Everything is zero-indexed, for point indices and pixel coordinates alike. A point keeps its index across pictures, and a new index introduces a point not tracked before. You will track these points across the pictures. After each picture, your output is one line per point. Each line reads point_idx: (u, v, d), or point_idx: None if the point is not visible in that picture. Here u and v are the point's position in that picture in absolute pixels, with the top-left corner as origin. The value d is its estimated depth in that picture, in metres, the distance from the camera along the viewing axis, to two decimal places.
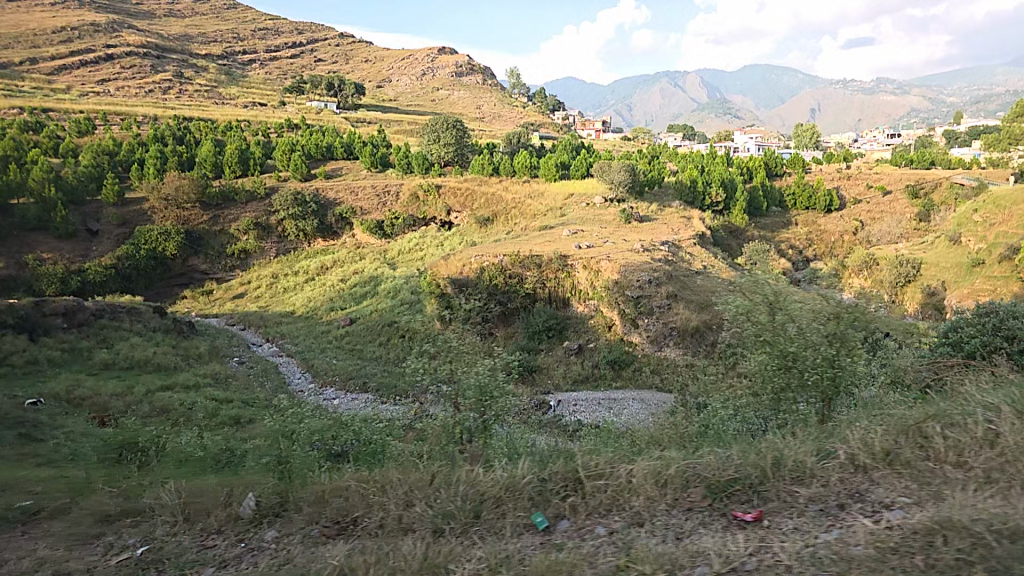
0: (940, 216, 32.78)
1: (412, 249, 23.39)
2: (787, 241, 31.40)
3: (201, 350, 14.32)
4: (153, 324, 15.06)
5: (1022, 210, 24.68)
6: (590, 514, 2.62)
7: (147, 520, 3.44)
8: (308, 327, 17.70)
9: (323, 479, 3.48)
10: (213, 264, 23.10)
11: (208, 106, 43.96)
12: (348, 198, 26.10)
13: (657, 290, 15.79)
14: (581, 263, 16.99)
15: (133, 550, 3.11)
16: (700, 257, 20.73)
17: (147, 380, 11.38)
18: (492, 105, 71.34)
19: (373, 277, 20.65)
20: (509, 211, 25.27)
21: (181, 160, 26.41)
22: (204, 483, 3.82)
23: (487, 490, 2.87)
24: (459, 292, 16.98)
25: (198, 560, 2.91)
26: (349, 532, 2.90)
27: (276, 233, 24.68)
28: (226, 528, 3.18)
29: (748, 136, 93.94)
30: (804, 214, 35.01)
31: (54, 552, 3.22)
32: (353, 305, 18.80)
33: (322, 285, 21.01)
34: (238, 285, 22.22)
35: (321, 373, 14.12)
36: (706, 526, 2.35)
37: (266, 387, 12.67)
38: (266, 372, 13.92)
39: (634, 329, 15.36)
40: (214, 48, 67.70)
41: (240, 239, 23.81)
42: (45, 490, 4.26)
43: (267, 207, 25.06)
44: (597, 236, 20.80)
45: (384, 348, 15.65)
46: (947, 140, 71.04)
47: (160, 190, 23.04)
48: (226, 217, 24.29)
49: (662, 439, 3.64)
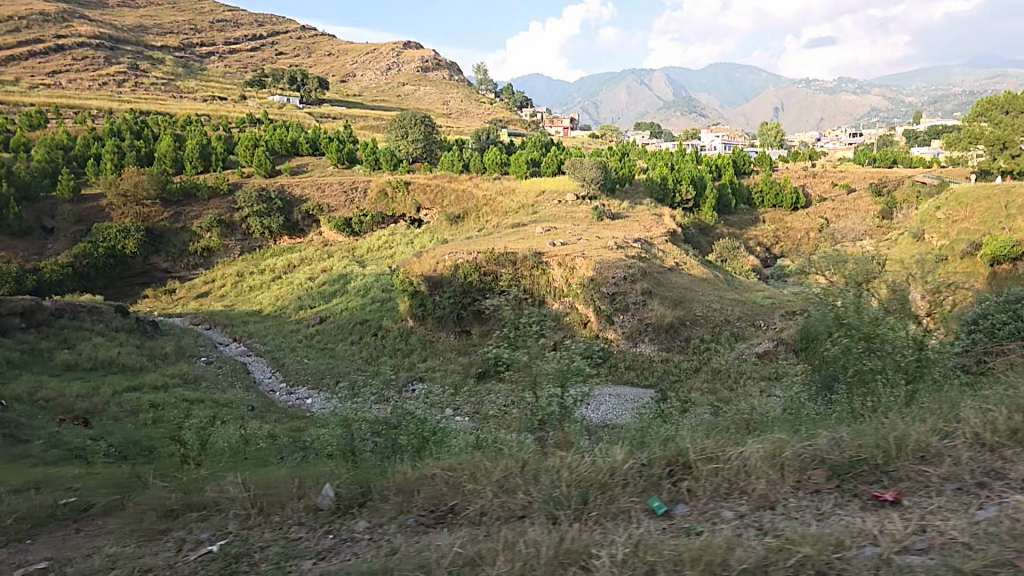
0: (902, 214, 33.54)
1: (382, 247, 23.13)
2: (755, 238, 31.90)
3: (167, 351, 13.96)
4: (115, 324, 14.68)
5: (982, 209, 25.49)
6: (711, 498, 2.56)
7: (215, 515, 3.24)
8: (278, 326, 17.35)
9: (405, 468, 3.37)
10: (175, 262, 22.46)
11: (165, 99, 42.91)
12: (316, 195, 25.81)
13: (632, 286, 16.02)
14: (556, 261, 17.02)
15: (209, 545, 2.93)
16: (672, 253, 20.95)
17: (114, 381, 11.05)
18: (460, 101, 71.08)
19: (343, 275, 20.35)
20: (480, 208, 25.14)
21: (139, 155, 25.79)
22: (269, 476, 3.64)
23: (594, 472, 2.83)
24: (432, 290, 16.52)
25: (294, 553, 2.76)
26: (449, 521, 2.80)
27: (240, 231, 24.15)
28: (308, 521, 3.04)
29: (713, 136, 95.21)
30: (772, 211, 35.77)
31: (123, 549, 2.97)
32: (323, 303, 18.54)
33: (289, 283, 20.62)
34: (202, 284, 21.59)
35: (292, 372, 13.88)
36: (843, 507, 2.31)
37: (238, 387, 12.38)
38: (235, 372, 13.54)
39: (609, 326, 15.42)
40: (170, 41, 66.05)
41: (203, 237, 23.29)
42: (84, 487, 4.00)
43: (230, 204, 24.49)
44: (570, 234, 20.82)
45: (357, 346, 15.43)
46: (906, 140, 72.89)
47: (119, 186, 22.58)
48: (188, 214, 23.81)
49: (756, 421, 3.65)
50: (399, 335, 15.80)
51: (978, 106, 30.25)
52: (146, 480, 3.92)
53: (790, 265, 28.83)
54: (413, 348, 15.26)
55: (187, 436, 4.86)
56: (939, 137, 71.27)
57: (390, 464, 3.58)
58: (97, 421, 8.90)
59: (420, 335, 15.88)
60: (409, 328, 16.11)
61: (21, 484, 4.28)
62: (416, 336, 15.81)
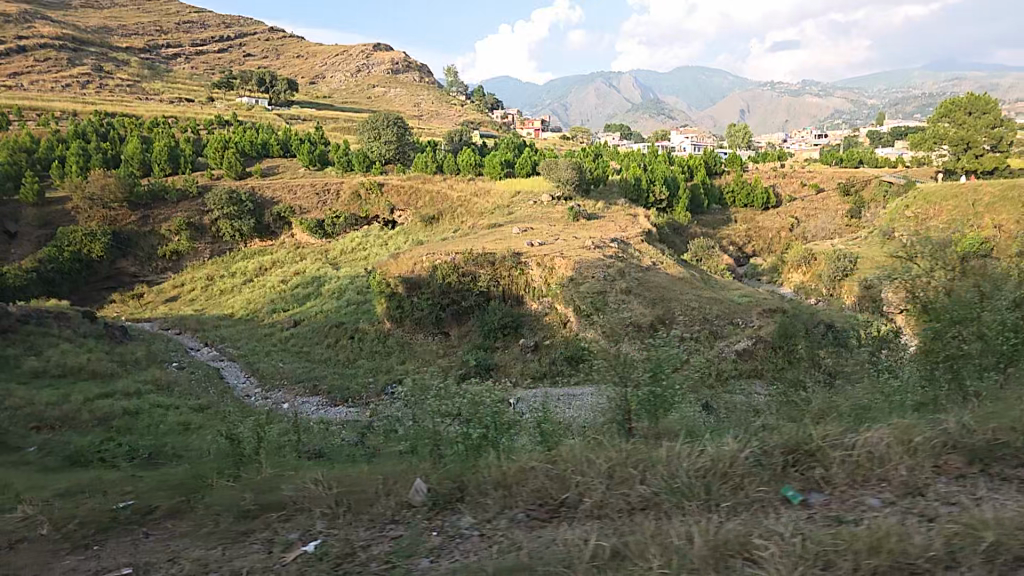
0: (870, 213, 34.02)
1: (356, 248, 22.84)
2: (727, 237, 32.19)
3: (137, 356, 13.54)
4: (84, 330, 14.22)
5: (952, 206, 26.13)
6: (846, 487, 2.54)
7: (301, 513, 3.14)
8: (250, 330, 16.93)
9: (498, 461, 3.27)
10: (143, 266, 21.98)
11: (129, 101, 41.84)
12: (287, 197, 25.33)
13: (613, 286, 15.87)
14: (534, 260, 17.03)
15: (303, 546, 2.83)
16: (648, 252, 21.09)
17: (84, 388, 10.67)
18: (431, 103, 70.77)
19: (316, 278, 20.05)
20: (454, 209, 24.97)
21: (106, 157, 25.20)
22: (348, 472, 3.52)
23: (715, 459, 2.76)
24: (410, 291, 16.70)
25: (406, 549, 2.65)
26: (563, 515, 2.69)
27: (210, 234, 23.46)
28: (403, 517, 2.94)
29: (681, 137, 96.16)
30: (743, 211, 36.27)
31: (210, 553, 2.86)
32: (296, 306, 18.20)
33: (262, 286, 20.15)
34: (171, 288, 21.03)
35: (267, 376, 13.53)
36: (997, 492, 2.36)
37: (212, 392, 12.02)
38: (209, 376, 13.18)
39: (588, 325, 15.12)
40: (135, 42, 64.36)
41: (171, 240, 22.62)
42: (138, 490, 3.85)
43: (199, 207, 23.90)
44: (547, 234, 20.82)
45: (334, 349, 15.16)
46: (872, 141, 74.70)
47: (84, 190, 21.93)
48: (156, 217, 23.13)
49: (849, 408, 3.59)
50: (377, 339, 15.59)
51: (941, 106, 31.20)
52: (211, 476, 3.78)
53: (763, 263, 29.26)
54: (390, 351, 15.00)
55: (237, 433, 4.72)
56: (901, 138, 73.04)
57: (479, 458, 3.47)
58: (73, 429, 8.54)
59: (397, 338, 15.75)
60: (387, 330, 16.03)
61: (63, 490, 4.14)
62: (393, 338, 15.66)
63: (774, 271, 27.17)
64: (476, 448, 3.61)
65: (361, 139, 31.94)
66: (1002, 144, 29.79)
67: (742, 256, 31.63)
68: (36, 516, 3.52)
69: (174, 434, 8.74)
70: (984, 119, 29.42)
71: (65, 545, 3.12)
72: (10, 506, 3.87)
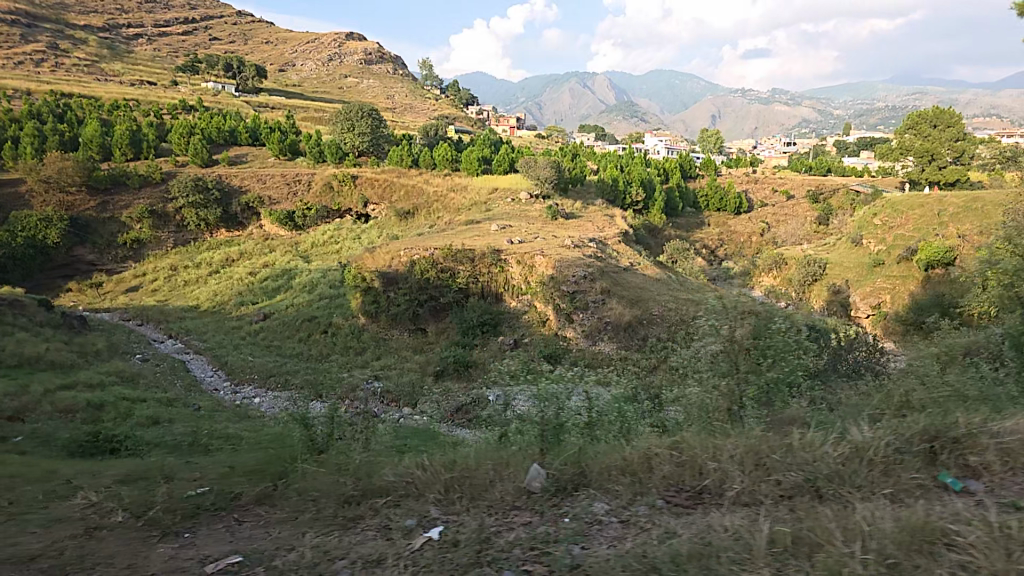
0: (838, 219, 34.46)
1: (328, 241, 22.42)
2: (700, 240, 32.40)
3: (98, 348, 13.05)
4: (41, 318, 13.67)
5: (918, 214, 26.24)
6: (1002, 474, 2.47)
7: (412, 499, 3.00)
8: (217, 323, 16.38)
9: (615, 448, 3.20)
10: (102, 254, 21.06)
11: (89, 82, 40.51)
12: (256, 186, 24.88)
13: (592, 286, 15.77)
14: (514, 258, 16.95)
15: (425, 532, 2.70)
16: (625, 253, 21.04)
17: (44, 379, 10.26)
18: (404, 96, 69.90)
19: (286, 271, 19.61)
20: (430, 204, 24.73)
21: (62, 140, 24.36)
22: (449, 457, 3.40)
23: (854, 445, 2.75)
24: (387, 286, 16.24)
25: (544, 538, 2.54)
26: (710, 501, 2.60)
27: (174, 223, 22.80)
28: (525, 503, 2.84)
29: (654, 141, 96.67)
30: (716, 215, 36.64)
31: (328, 541, 2.70)
32: (265, 300, 17.71)
33: (229, 278, 19.62)
34: (132, 277, 20.31)
35: (237, 370, 13.14)
36: None
37: (178, 386, 11.66)
38: (174, 369, 12.76)
39: (568, 324, 15.22)
40: (95, 20, 62.12)
41: (133, 228, 21.86)
42: (206, 476, 3.65)
43: (163, 194, 23.21)
44: (526, 232, 20.72)
45: (306, 344, 14.83)
46: (839, 149, 75.85)
47: (40, 172, 21.24)
48: (117, 204, 22.46)
49: (967, 396, 3.56)
50: (351, 333, 15.21)
51: (908, 119, 31.90)
52: (297, 455, 3.64)
53: (737, 266, 29.37)
54: (364, 347, 14.67)
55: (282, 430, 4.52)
56: (867, 148, 74.60)
57: (588, 442, 3.39)
58: (32, 423, 8.18)
59: (372, 333, 15.33)
60: (361, 325, 15.58)
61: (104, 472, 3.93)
62: (368, 333, 15.28)
63: (744, 274, 27.27)
64: (586, 433, 3.50)
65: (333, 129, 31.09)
66: (964, 157, 30.46)
67: (715, 258, 31.91)
68: (104, 503, 3.32)
69: (142, 428, 8.40)
70: (949, 132, 30.00)
71: (152, 533, 2.92)
72: (65, 493, 3.57)
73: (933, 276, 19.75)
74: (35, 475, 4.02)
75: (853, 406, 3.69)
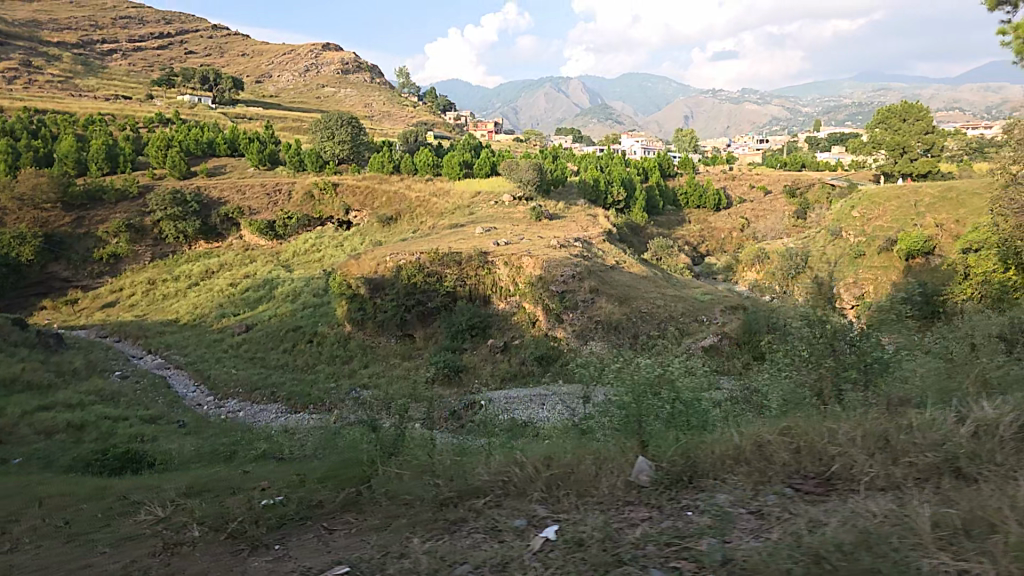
0: (816, 213, 34.66)
1: (309, 250, 22.10)
2: (682, 238, 32.46)
3: (76, 367, 12.66)
4: (14, 338, 13.22)
5: (895, 206, 26.02)
6: None
7: (513, 500, 2.88)
8: (198, 336, 15.95)
9: (719, 438, 3.08)
10: (78, 270, 20.55)
11: (62, 98, 39.73)
12: (236, 197, 24.29)
13: (580, 285, 15.51)
14: (501, 260, 16.46)
15: (540, 533, 2.57)
16: (611, 253, 20.94)
17: (21, 401, 9.90)
18: (382, 104, 69.51)
19: (268, 281, 19.23)
20: (413, 209, 24.45)
21: (36, 156, 23.82)
22: (537, 454, 3.30)
23: (981, 423, 2.66)
24: (372, 292, 15.92)
25: (679, 533, 2.40)
26: (843, 487, 2.51)
27: (152, 235, 22.22)
28: (638, 495, 2.73)
29: (632, 141, 96.87)
30: (696, 212, 36.79)
31: (440, 546, 2.55)
32: (247, 311, 17.32)
33: (209, 290, 19.18)
34: (109, 293, 19.83)
35: (221, 383, 12.82)
36: None
37: (161, 402, 11.34)
38: (155, 386, 12.40)
39: (558, 324, 14.95)
40: (67, 35, 61.08)
41: (109, 243, 21.33)
42: (268, 485, 3.48)
43: (140, 208, 22.66)
44: (512, 234, 20.53)
45: (290, 354, 14.53)
46: (812, 143, 76.57)
47: (13, 189, 20.80)
48: (92, 219, 21.89)
49: None
50: (337, 341, 14.96)
51: (880, 113, 32.23)
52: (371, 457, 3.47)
53: (719, 262, 29.43)
54: (352, 355, 14.47)
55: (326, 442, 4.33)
56: (840, 143, 75.43)
57: (685, 434, 3.27)
58: (19, 447, 7.86)
59: (358, 341, 15.05)
60: (347, 333, 15.32)
61: (136, 493, 3.74)
62: (354, 342, 15.03)
63: (727, 270, 27.13)
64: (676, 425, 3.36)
65: (314, 138, 30.32)
66: (934, 148, 30.67)
67: (697, 254, 31.98)
68: (163, 520, 3.16)
69: (130, 447, 8.10)
70: (919, 126, 30.28)
71: (240, 547, 2.76)
72: (117, 513, 3.43)
73: (913, 266, 19.99)
74: (65, 498, 3.82)
75: (944, 382, 3.61)
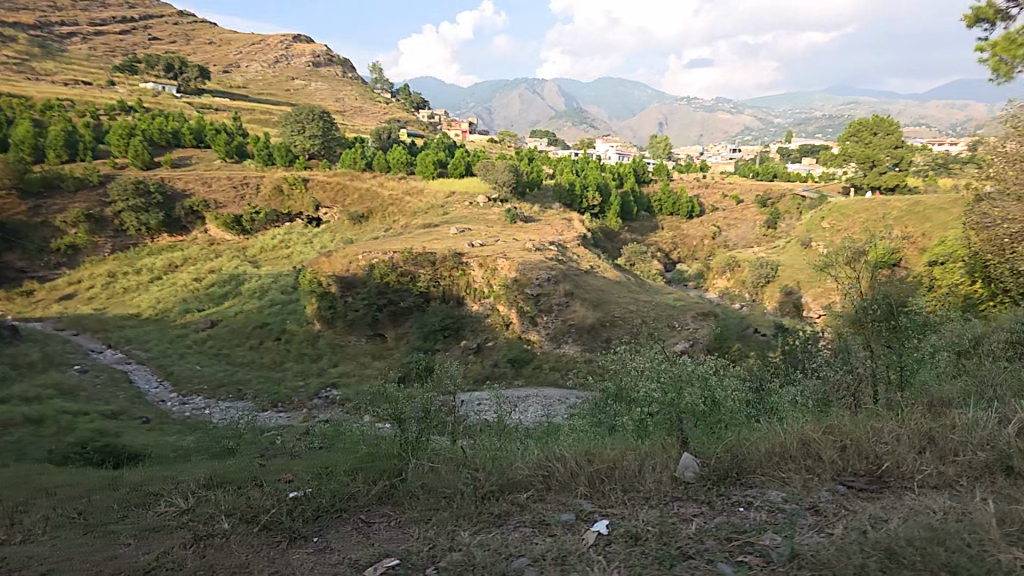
0: (786, 223, 35.11)
1: (278, 247, 21.71)
2: (655, 244, 32.62)
3: (32, 359, 12.18)
4: None
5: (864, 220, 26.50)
6: None
7: (555, 496, 2.84)
8: (160, 331, 15.48)
9: (761, 436, 3.11)
10: (34, 261, 19.37)
11: (19, 81, 38.28)
12: (201, 190, 23.90)
13: (556, 288, 15.58)
14: (476, 261, 16.39)
15: (591, 527, 2.53)
16: (585, 257, 20.96)
17: None
18: (354, 99, 68.66)
19: (234, 277, 18.85)
20: (385, 207, 24.25)
21: None
22: (574, 450, 3.27)
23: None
24: (343, 291, 15.79)
25: (739, 527, 2.38)
26: (894, 485, 2.53)
27: (113, 226, 21.45)
28: (686, 490, 2.72)
29: (606, 146, 97.26)
30: (669, 218, 37.04)
31: (491, 539, 2.50)
32: (213, 307, 16.90)
33: (173, 284, 18.70)
34: (66, 284, 18.84)
35: (184, 380, 12.45)
36: None
37: (122, 398, 10.98)
38: (116, 380, 11.98)
39: (532, 327, 14.95)
40: (24, 16, 58.56)
41: (67, 233, 20.29)
42: (286, 479, 3.39)
43: (101, 198, 21.97)
44: (486, 235, 20.44)
45: (257, 352, 14.15)
46: (783, 154, 77.74)
47: None
48: (49, 207, 20.95)
49: None
50: (306, 340, 14.69)
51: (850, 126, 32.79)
52: (400, 450, 3.42)
53: (690, 268, 29.62)
54: (321, 353, 14.20)
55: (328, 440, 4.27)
56: (809, 155, 76.66)
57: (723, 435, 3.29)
58: None
59: (328, 340, 14.80)
60: (317, 331, 15.07)
61: (134, 486, 3.63)
62: (323, 340, 14.77)
63: (699, 277, 27.37)
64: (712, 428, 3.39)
65: (283, 132, 29.93)
66: (902, 163, 31.29)
67: (669, 261, 32.16)
68: (181, 513, 3.05)
69: (90, 442, 7.81)
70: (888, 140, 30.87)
71: (278, 539, 2.68)
72: (127, 506, 3.30)
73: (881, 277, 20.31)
74: (50, 493, 3.64)
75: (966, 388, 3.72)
